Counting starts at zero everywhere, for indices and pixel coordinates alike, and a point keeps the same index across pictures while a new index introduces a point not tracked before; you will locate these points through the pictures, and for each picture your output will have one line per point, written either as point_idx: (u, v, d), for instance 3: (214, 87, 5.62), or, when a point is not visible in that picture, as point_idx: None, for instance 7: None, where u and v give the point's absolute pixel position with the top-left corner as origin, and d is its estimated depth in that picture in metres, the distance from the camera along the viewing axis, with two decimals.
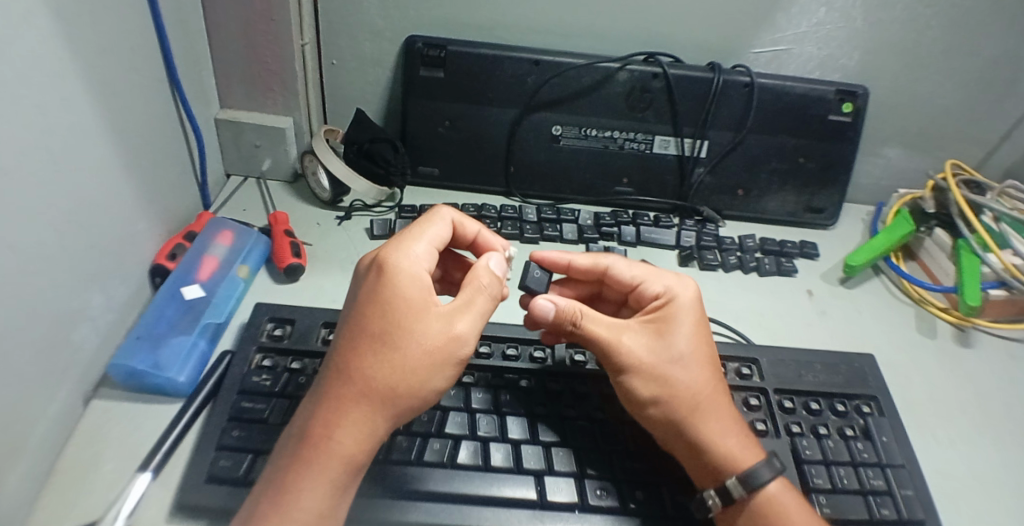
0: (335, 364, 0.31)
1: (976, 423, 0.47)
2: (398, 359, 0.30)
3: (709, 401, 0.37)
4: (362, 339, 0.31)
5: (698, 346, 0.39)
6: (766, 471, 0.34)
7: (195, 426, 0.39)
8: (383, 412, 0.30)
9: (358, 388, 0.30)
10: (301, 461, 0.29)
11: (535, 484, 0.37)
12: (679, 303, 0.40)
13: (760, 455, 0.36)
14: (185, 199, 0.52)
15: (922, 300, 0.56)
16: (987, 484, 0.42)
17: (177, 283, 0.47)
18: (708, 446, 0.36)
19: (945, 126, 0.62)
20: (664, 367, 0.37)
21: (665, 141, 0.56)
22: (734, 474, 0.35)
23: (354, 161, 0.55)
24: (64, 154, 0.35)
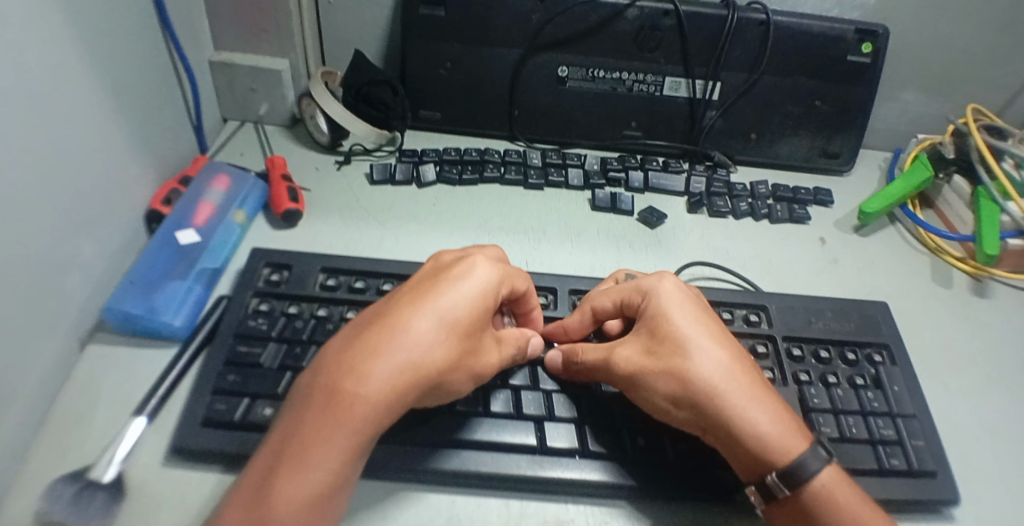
0: (377, 325, 0.29)
1: (989, 373, 0.46)
2: (446, 340, 0.30)
3: (738, 392, 0.33)
4: (415, 311, 0.30)
5: (713, 342, 0.35)
6: (815, 461, 0.31)
7: (191, 371, 0.39)
8: (419, 387, 0.29)
9: (402, 353, 0.28)
10: (326, 414, 0.27)
11: (535, 430, 0.36)
12: (659, 296, 0.37)
13: (804, 444, 0.32)
14: (180, 146, 0.51)
15: (939, 249, 0.54)
16: (998, 434, 0.42)
17: (172, 229, 0.45)
18: (741, 437, 0.32)
19: (969, 68, 0.59)
20: (672, 364, 0.34)
21: (675, 82, 0.54)
22: (774, 469, 0.31)
23: (353, 105, 0.53)
24: (49, 95, 0.34)
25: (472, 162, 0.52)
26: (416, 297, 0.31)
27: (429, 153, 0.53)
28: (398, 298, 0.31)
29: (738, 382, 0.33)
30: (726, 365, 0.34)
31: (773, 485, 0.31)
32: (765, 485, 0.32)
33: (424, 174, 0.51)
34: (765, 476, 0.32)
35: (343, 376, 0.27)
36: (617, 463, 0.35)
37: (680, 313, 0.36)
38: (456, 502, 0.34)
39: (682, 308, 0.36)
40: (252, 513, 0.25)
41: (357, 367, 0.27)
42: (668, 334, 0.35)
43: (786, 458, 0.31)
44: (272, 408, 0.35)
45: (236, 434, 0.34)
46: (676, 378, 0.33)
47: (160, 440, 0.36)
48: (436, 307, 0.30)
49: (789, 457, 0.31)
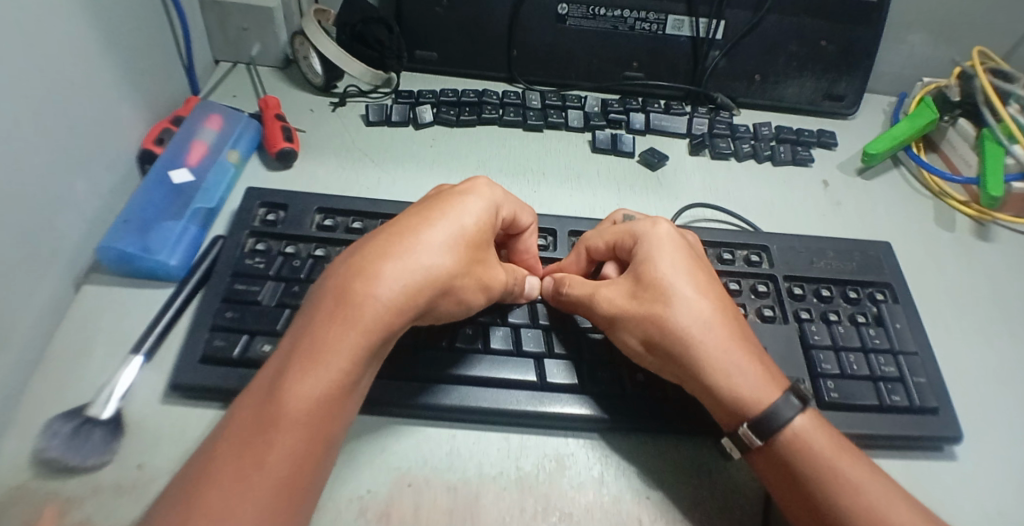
0: (388, 235, 0.29)
1: (988, 314, 0.46)
2: (456, 248, 0.30)
3: (716, 341, 0.32)
4: (425, 225, 0.30)
5: (699, 292, 0.34)
6: (789, 410, 0.30)
7: (189, 310, 0.39)
8: (428, 298, 0.28)
9: (414, 256, 0.28)
10: (334, 319, 0.26)
11: (535, 367, 0.36)
12: (647, 241, 0.36)
13: (777, 393, 0.31)
14: (172, 88, 0.49)
15: (943, 193, 0.53)
16: (992, 371, 0.42)
17: (167, 166, 0.44)
18: (716, 384, 0.31)
19: (979, 8, 0.57)
20: (653, 310, 0.33)
21: (678, 21, 0.52)
22: (748, 420, 0.31)
23: (347, 45, 0.52)
24: (30, 19, 0.32)
25: (470, 104, 0.51)
26: (425, 213, 0.30)
27: (425, 94, 0.51)
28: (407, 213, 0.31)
29: (718, 331, 0.32)
30: (709, 313, 0.33)
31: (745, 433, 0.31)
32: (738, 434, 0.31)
33: (421, 115, 0.50)
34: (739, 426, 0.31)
35: (355, 281, 0.27)
36: (618, 398, 0.35)
37: (669, 258, 0.35)
38: (456, 436, 0.34)
39: (673, 254, 0.35)
40: (262, 419, 0.24)
41: (368, 273, 0.27)
42: (653, 281, 0.34)
43: (758, 408, 0.31)
44: (270, 345, 0.35)
45: (236, 369, 0.34)
46: (656, 323, 0.33)
47: (159, 376, 0.36)
48: (445, 217, 0.30)
49: (761, 408, 0.31)
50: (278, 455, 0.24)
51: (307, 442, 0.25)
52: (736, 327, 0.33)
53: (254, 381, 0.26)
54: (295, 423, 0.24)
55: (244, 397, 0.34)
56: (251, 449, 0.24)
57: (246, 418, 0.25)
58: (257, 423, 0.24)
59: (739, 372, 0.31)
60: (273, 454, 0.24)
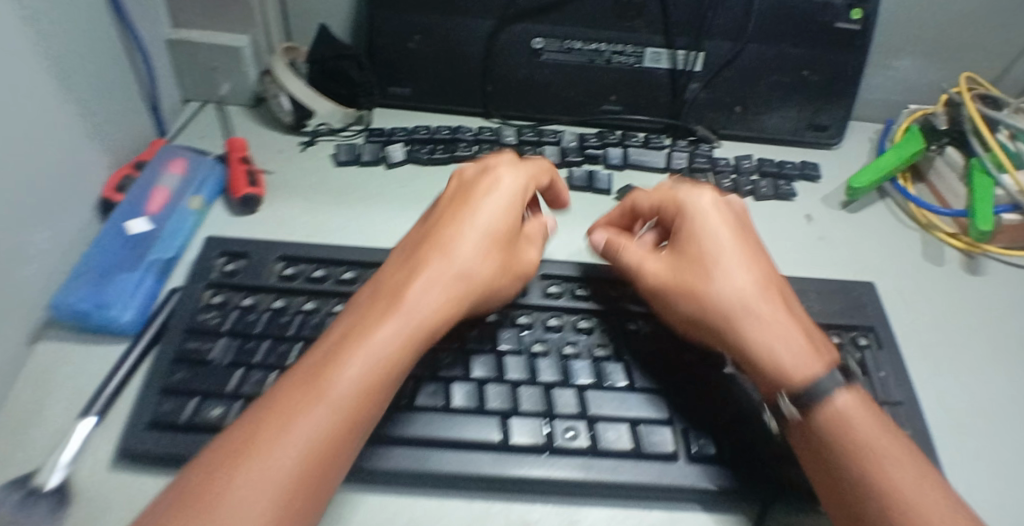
0: (395, 270, 0.33)
1: (987, 354, 0.44)
2: (446, 283, 0.32)
3: (748, 318, 0.35)
4: (429, 255, 0.33)
5: (744, 265, 0.37)
6: (828, 382, 0.31)
7: (141, 369, 0.37)
8: (428, 324, 0.31)
9: (407, 298, 0.31)
10: (335, 359, 0.28)
11: (499, 426, 0.34)
12: (717, 227, 0.38)
13: (822, 366, 0.32)
14: (135, 128, 0.48)
15: (931, 224, 0.52)
16: (994, 417, 0.40)
17: (126, 215, 0.43)
18: (754, 351, 0.34)
19: (966, 33, 0.56)
20: (717, 266, 0.37)
21: (656, 53, 0.51)
22: (787, 389, 0.32)
23: (318, 82, 0.51)
24: None
25: (443, 141, 0.50)
26: (430, 241, 0.34)
27: (398, 132, 0.50)
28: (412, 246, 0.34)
29: (772, 304, 0.35)
30: (746, 284, 0.36)
31: (782, 401, 0.32)
32: (778, 402, 0.32)
33: (392, 154, 0.49)
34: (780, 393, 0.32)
35: (362, 313, 0.30)
36: (587, 458, 0.34)
37: (714, 230, 0.38)
38: (416, 504, 0.33)
39: (720, 224, 0.38)
40: (263, 426, 0.25)
41: (374, 304, 0.30)
42: (699, 255, 0.37)
43: (795, 378, 0.32)
44: (221, 408, 0.33)
45: (183, 434, 0.32)
46: (698, 301, 0.36)
47: (107, 442, 0.34)
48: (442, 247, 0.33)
49: (803, 381, 0.32)
50: (274, 463, 0.24)
51: (304, 452, 0.25)
52: (784, 306, 0.35)
53: (258, 398, 0.27)
54: (297, 432, 0.25)
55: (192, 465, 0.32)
56: (249, 451, 0.24)
57: (242, 429, 0.25)
58: (257, 430, 0.25)
59: (777, 347, 0.33)
60: (273, 460, 0.24)
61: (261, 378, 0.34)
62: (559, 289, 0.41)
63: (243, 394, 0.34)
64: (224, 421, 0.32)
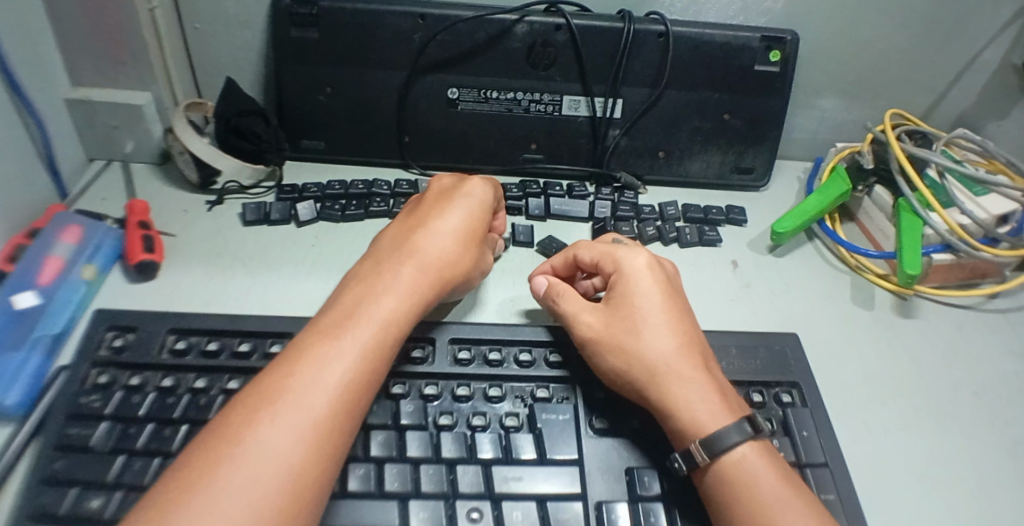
0: (363, 273, 0.35)
1: (928, 404, 0.42)
2: (405, 269, 0.35)
3: (667, 374, 0.33)
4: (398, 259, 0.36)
5: (664, 319, 0.36)
6: (734, 435, 0.30)
7: (25, 457, 0.34)
8: (401, 321, 0.33)
9: (362, 292, 0.33)
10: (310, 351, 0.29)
11: (397, 511, 0.30)
12: (634, 278, 0.38)
13: (734, 419, 0.32)
14: (32, 195, 0.46)
15: (861, 266, 0.51)
16: (938, 475, 0.37)
17: (11, 291, 0.40)
18: (674, 408, 0.32)
19: (887, 71, 0.56)
20: (646, 325, 0.35)
21: (574, 101, 0.50)
22: (699, 438, 0.31)
23: (223, 139, 0.48)
24: None
25: (359, 197, 0.49)
26: (401, 246, 0.37)
27: (310, 188, 0.49)
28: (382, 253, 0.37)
29: (687, 364, 0.34)
30: (674, 347, 0.34)
31: (692, 451, 0.30)
32: (687, 452, 0.31)
33: (301, 213, 0.47)
34: (690, 446, 0.31)
35: (337, 312, 0.32)
36: None
37: (646, 286, 0.37)
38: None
39: (653, 285, 0.37)
40: (250, 418, 0.26)
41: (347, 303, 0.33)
42: (633, 310, 0.36)
43: (704, 432, 0.31)
44: (98, 499, 0.30)
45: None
46: (622, 353, 0.34)
47: None
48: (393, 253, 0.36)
49: (706, 435, 0.31)
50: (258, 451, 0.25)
51: (289, 438, 0.25)
52: (700, 356, 0.35)
53: (224, 407, 0.27)
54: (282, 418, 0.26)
55: None
56: (230, 445, 0.25)
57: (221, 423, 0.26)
58: (241, 427, 0.26)
59: (693, 402, 0.32)
60: (256, 450, 0.25)
61: (142, 465, 0.32)
62: (472, 352, 0.38)
63: (123, 483, 0.31)
64: (103, 513, 0.30)
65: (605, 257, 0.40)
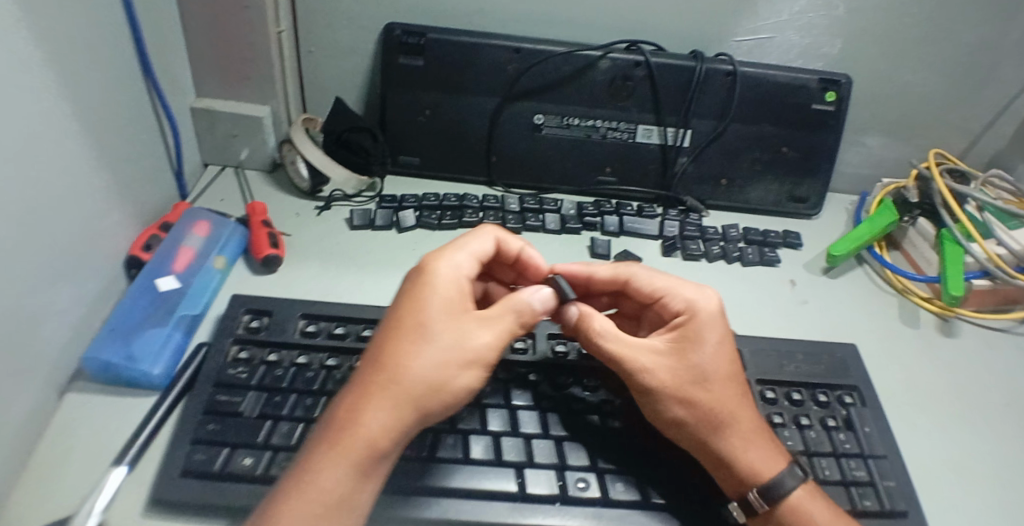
0: (409, 296, 0.33)
1: (969, 417, 0.46)
2: (423, 354, 0.30)
3: (725, 429, 0.35)
4: (440, 287, 0.33)
5: (726, 372, 0.36)
6: (791, 481, 0.34)
7: (171, 420, 0.38)
8: (468, 356, 0.31)
9: (386, 381, 0.30)
10: (329, 446, 0.28)
11: (515, 476, 0.35)
12: (707, 322, 0.37)
13: (782, 461, 0.35)
14: (161, 191, 0.51)
15: (906, 289, 0.55)
16: (980, 481, 0.41)
17: (152, 275, 0.46)
18: (732, 459, 0.34)
19: (928, 114, 0.62)
20: (706, 383, 0.35)
21: (648, 130, 0.55)
22: (756, 486, 0.34)
23: (333, 151, 0.55)
24: (33, 147, 0.34)
25: (451, 207, 0.54)
26: (446, 271, 0.34)
27: (408, 199, 0.54)
28: (426, 272, 0.34)
29: (743, 419, 0.36)
30: (731, 401, 0.36)
31: (750, 500, 0.34)
32: (745, 500, 0.34)
33: (404, 219, 0.53)
34: (747, 492, 0.34)
35: (386, 345, 0.31)
36: (597, 508, 0.35)
37: (706, 337, 0.37)
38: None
39: (714, 334, 0.37)
40: (317, 457, 0.28)
41: (393, 334, 0.31)
42: (696, 365, 0.36)
43: (761, 480, 0.34)
44: (252, 458, 0.34)
45: (215, 485, 0.33)
46: (690, 405, 0.35)
47: (139, 491, 0.34)
48: (413, 327, 0.31)
49: (764, 483, 0.34)
50: (322, 490, 0.27)
51: (348, 479, 0.28)
52: (747, 405, 0.36)
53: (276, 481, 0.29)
54: (341, 461, 0.28)
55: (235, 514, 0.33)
56: None
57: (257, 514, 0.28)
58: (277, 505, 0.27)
59: (747, 456, 0.34)
60: (323, 486, 0.28)
61: (289, 429, 0.36)
62: (568, 346, 0.43)
63: (273, 445, 0.35)
64: (257, 469, 0.34)
65: (670, 292, 0.39)
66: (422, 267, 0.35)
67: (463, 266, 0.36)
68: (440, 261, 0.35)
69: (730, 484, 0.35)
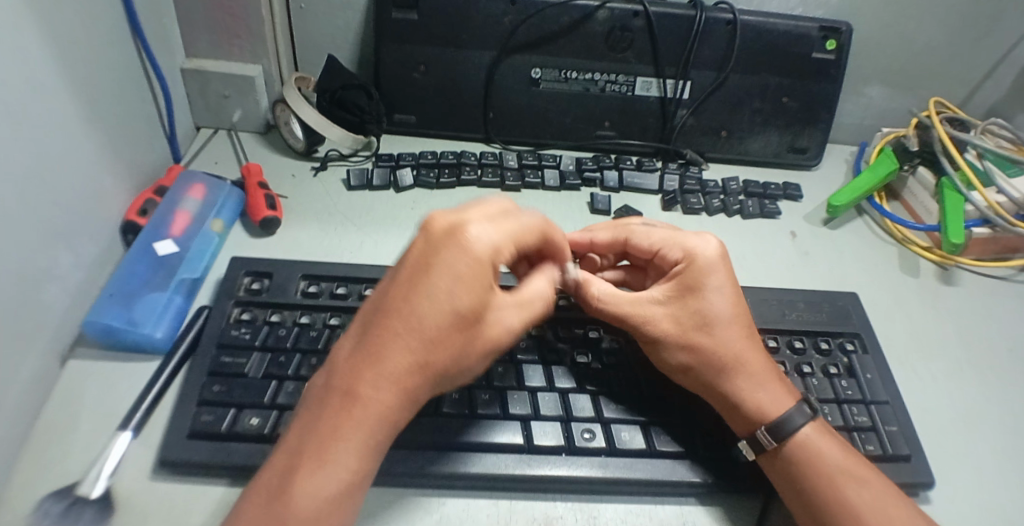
0: (441, 270, 0.27)
1: (967, 363, 0.46)
2: (452, 335, 0.28)
3: (732, 372, 0.35)
4: (478, 266, 0.28)
5: (731, 314, 0.36)
6: (799, 418, 0.34)
7: (175, 383, 0.38)
8: (492, 345, 0.30)
9: (413, 359, 0.27)
10: (346, 423, 0.26)
11: (521, 429, 0.35)
12: (709, 267, 0.37)
13: (792, 401, 0.35)
14: (153, 155, 0.51)
15: (906, 240, 0.55)
16: (974, 421, 0.42)
17: (149, 239, 0.45)
18: (739, 399, 0.35)
19: (929, 63, 0.61)
20: (711, 329, 0.36)
21: (647, 82, 0.55)
22: (766, 424, 0.34)
23: (327, 110, 0.54)
24: (24, 107, 0.33)
25: (449, 165, 0.53)
26: (490, 249, 0.28)
27: (405, 157, 0.54)
28: (466, 243, 0.28)
29: (753, 364, 0.36)
30: (737, 344, 0.36)
31: (759, 437, 0.34)
32: (755, 439, 0.34)
33: (401, 178, 0.52)
34: (756, 431, 0.34)
35: (415, 325, 0.27)
36: (603, 457, 0.35)
37: (710, 282, 0.37)
38: (445, 504, 0.33)
39: (717, 277, 0.37)
40: (332, 430, 0.26)
41: (425, 315, 0.27)
42: (699, 312, 0.36)
43: (769, 418, 0.34)
44: (259, 417, 0.34)
45: (224, 443, 0.33)
46: (695, 351, 0.35)
47: (147, 452, 0.34)
48: (447, 305, 0.27)
49: (769, 421, 0.34)
50: (345, 465, 0.26)
51: (366, 454, 0.27)
52: (755, 347, 0.37)
53: (282, 447, 0.27)
54: (362, 438, 0.27)
55: (244, 473, 0.33)
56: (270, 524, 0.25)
57: (268, 482, 0.26)
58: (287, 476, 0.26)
59: (755, 394, 0.35)
60: (343, 463, 0.26)
61: (295, 387, 0.36)
62: (571, 301, 0.43)
63: (279, 404, 0.35)
64: (265, 429, 0.33)
65: (667, 242, 0.39)
66: (459, 233, 0.28)
67: (502, 236, 0.30)
68: (480, 227, 0.29)
69: (740, 424, 0.35)
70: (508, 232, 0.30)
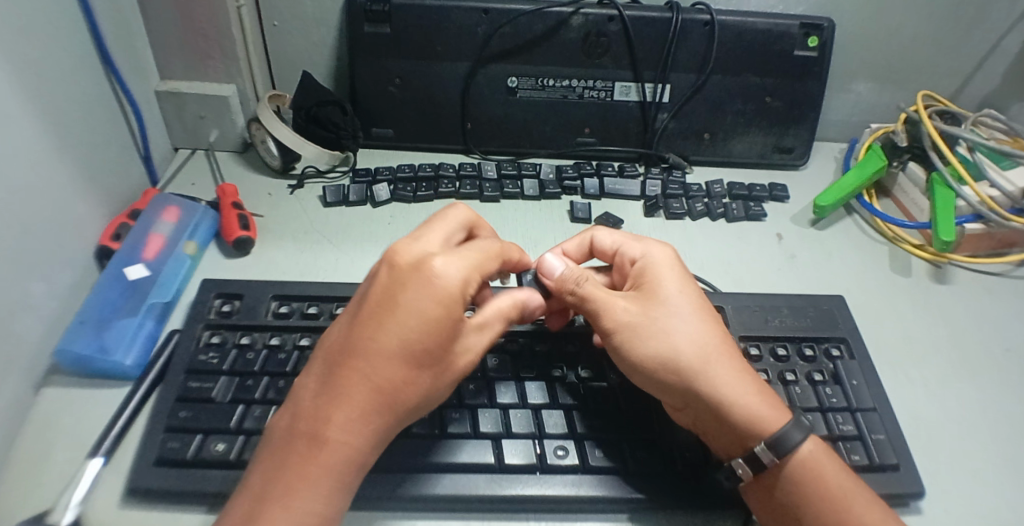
0: (411, 307, 0.27)
1: (962, 364, 0.45)
2: (416, 367, 0.27)
3: (709, 375, 0.32)
4: (438, 303, 0.28)
5: (701, 309, 0.35)
6: (790, 441, 0.30)
7: (146, 408, 0.37)
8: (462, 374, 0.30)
9: (373, 395, 0.27)
10: (306, 464, 0.26)
11: (492, 448, 0.34)
12: (659, 266, 0.37)
13: (789, 415, 0.32)
14: (128, 177, 0.50)
15: (897, 238, 0.54)
16: (969, 426, 0.41)
17: (121, 264, 0.45)
18: (724, 410, 0.32)
19: (918, 56, 0.59)
20: (682, 316, 0.34)
21: (626, 87, 0.54)
22: (764, 439, 0.31)
23: (303, 127, 0.54)
24: None
25: (426, 179, 0.53)
26: (451, 280, 0.28)
27: (382, 172, 0.53)
28: (427, 279, 0.28)
29: (719, 368, 0.32)
30: (711, 345, 0.33)
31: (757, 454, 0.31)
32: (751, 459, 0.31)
33: (378, 194, 0.52)
34: (753, 447, 0.31)
35: (379, 364, 0.27)
36: (577, 475, 0.34)
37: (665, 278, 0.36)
38: None
39: (672, 272, 0.36)
40: (289, 472, 0.26)
41: (390, 357, 0.27)
42: (665, 301, 0.34)
43: (766, 431, 0.31)
44: (226, 444, 0.33)
45: (190, 472, 0.32)
46: (673, 345, 0.33)
47: (117, 481, 0.34)
48: (409, 344, 0.27)
49: (766, 434, 0.31)
50: (311, 509, 0.25)
51: (333, 500, 0.26)
52: (727, 340, 0.34)
53: (239, 494, 0.26)
54: (329, 480, 0.26)
55: (211, 500, 0.32)
56: None
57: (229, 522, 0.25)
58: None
59: (740, 406, 0.32)
60: (309, 512, 0.25)
61: (262, 412, 0.35)
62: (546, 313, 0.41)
63: (246, 429, 0.34)
64: (230, 455, 0.33)
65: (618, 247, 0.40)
66: (422, 270, 0.28)
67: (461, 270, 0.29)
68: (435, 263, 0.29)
69: (732, 440, 0.32)
70: (471, 259, 0.30)
